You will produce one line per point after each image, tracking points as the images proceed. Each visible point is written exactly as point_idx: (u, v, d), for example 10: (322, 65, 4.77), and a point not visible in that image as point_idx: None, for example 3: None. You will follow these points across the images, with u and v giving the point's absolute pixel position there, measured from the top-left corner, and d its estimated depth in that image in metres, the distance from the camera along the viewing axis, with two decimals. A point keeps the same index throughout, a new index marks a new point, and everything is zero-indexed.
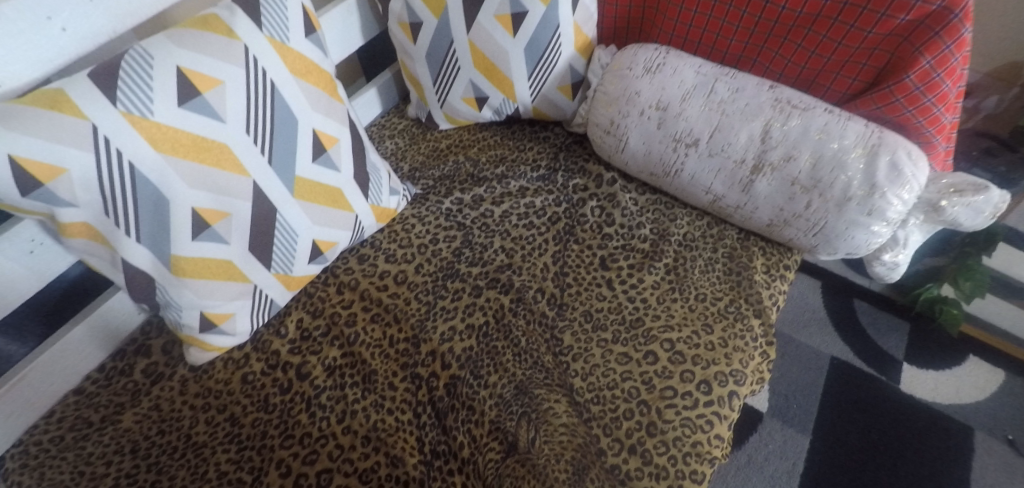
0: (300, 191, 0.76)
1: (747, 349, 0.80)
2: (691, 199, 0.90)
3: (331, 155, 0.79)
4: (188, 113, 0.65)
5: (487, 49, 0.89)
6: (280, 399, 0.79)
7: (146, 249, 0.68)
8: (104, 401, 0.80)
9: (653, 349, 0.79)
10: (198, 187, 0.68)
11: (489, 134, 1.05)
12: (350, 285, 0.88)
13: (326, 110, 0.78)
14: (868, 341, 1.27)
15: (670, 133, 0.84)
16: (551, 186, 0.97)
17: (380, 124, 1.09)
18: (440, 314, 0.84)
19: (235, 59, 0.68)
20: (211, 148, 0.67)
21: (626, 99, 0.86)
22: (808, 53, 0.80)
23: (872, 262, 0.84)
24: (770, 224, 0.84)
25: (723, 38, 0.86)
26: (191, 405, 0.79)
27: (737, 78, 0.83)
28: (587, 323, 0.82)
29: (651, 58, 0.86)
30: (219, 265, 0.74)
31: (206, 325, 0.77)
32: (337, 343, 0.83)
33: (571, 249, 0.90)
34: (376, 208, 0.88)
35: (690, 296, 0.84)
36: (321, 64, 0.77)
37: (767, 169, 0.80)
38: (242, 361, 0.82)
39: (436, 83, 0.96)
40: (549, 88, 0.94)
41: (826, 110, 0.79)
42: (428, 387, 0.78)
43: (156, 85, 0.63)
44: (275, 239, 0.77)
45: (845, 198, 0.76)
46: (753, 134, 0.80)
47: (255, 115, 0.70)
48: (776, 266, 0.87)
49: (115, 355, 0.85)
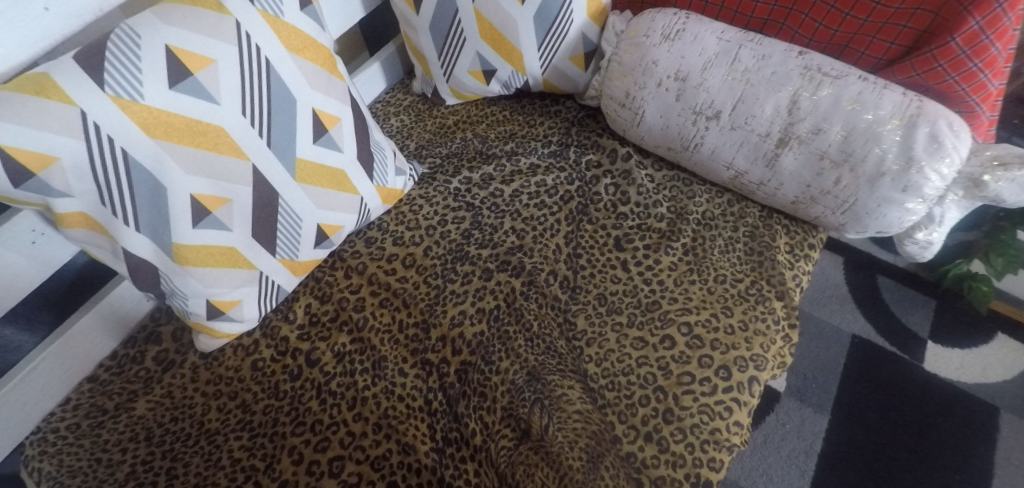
0: (302, 174, 0.73)
1: (769, 333, 0.77)
2: (711, 175, 0.85)
3: (333, 135, 0.75)
4: (180, 96, 0.62)
5: (494, 17, 0.84)
6: (290, 386, 0.78)
7: (146, 238, 0.66)
8: (117, 389, 0.80)
9: (670, 334, 0.76)
10: (195, 173, 0.65)
11: (499, 109, 1.01)
12: (357, 269, 0.86)
13: (326, 88, 0.74)
14: (891, 319, 1.23)
15: (690, 105, 0.79)
16: (563, 163, 0.93)
17: (384, 101, 1.05)
18: (450, 298, 0.82)
19: (227, 36, 0.64)
20: (207, 132, 0.64)
21: (643, 69, 0.81)
22: (841, 15, 0.74)
23: (904, 240, 0.79)
24: (795, 200, 0.80)
25: (748, 0, 0.80)
26: (203, 392, 0.79)
27: (763, 43, 0.77)
28: (601, 306, 0.80)
29: (670, 24, 0.81)
30: (222, 252, 0.72)
31: (213, 313, 0.76)
32: (346, 328, 0.81)
33: (584, 229, 0.86)
34: (382, 189, 0.86)
35: (709, 278, 0.81)
36: (319, 39, 0.73)
37: (794, 142, 0.75)
38: (252, 347, 0.81)
39: (441, 56, 0.92)
40: (559, 58, 0.89)
41: (860, 77, 0.73)
42: (439, 373, 0.77)
43: (144, 66, 0.60)
44: (279, 224, 0.75)
45: (878, 174, 0.71)
46: (780, 105, 0.75)
47: (251, 95, 0.66)
48: (799, 245, 0.84)
49: (127, 342, 0.85)
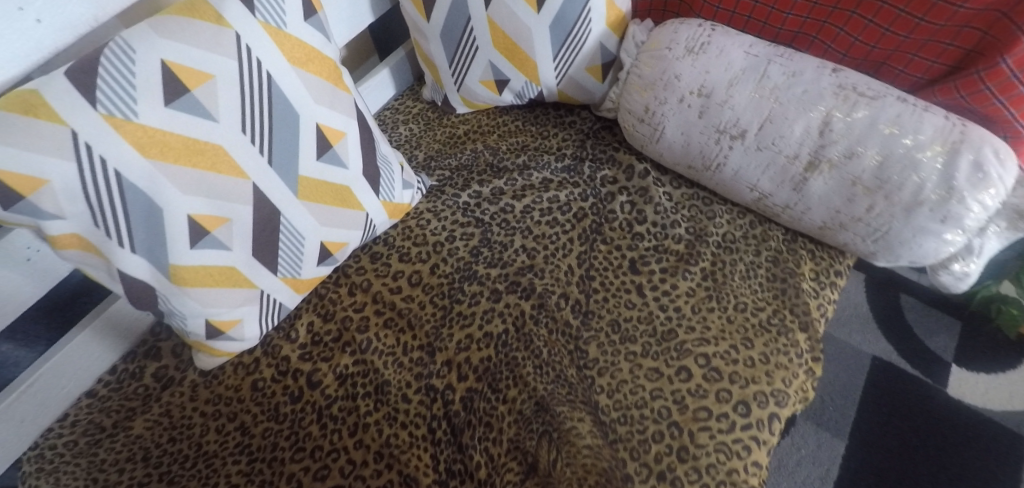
0: (305, 192, 0.70)
1: (791, 367, 0.73)
2: (734, 196, 0.81)
3: (338, 151, 0.72)
4: (176, 114, 0.58)
5: (509, 27, 0.81)
6: (291, 409, 0.75)
7: (142, 259, 0.63)
8: (115, 406, 0.78)
9: (686, 365, 0.73)
10: (193, 193, 0.62)
11: (511, 118, 0.97)
12: (362, 286, 0.83)
13: (331, 101, 0.70)
14: (913, 341, 1.19)
15: (713, 123, 0.75)
16: (578, 178, 0.89)
17: (393, 107, 1.03)
18: (457, 320, 0.79)
19: (226, 50, 0.61)
20: (205, 150, 0.61)
21: (664, 83, 0.77)
22: (880, 30, 0.69)
23: (937, 269, 0.74)
24: (823, 226, 0.75)
25: (778, 12, 0.75)
26: (202, 412, 0.76)
27: (794, 59, 0.73)
28: (615, 334, 0.76)
29: (694, 36, 0.76)
30: (222, 271, 0.68)
31: (212, 333, 0.73)
32: (349, 349, 0.78)
33: (597, 249, 0.83)
34: (389, 204, 0.82)
35: (729, 306, 0.77)
36: (324, 51, 0.69)
37: (824, 166, 0.70)
38: (252, 366, 0.79)
39: (452, 64, 0.88)
40: (576, 69, 0.85)
41: (899, 98, 0.68)
42: (443, 400, 0.74)
43: (138, 83, 0.56)
44: (280, 243, 0.72)
45: (915, 203, 0.67)
46: (810, 126, 0.70)
47: (251, 112, 0.63)
48: (826, 272, 0.79)
49: (126, 357, 0.83)
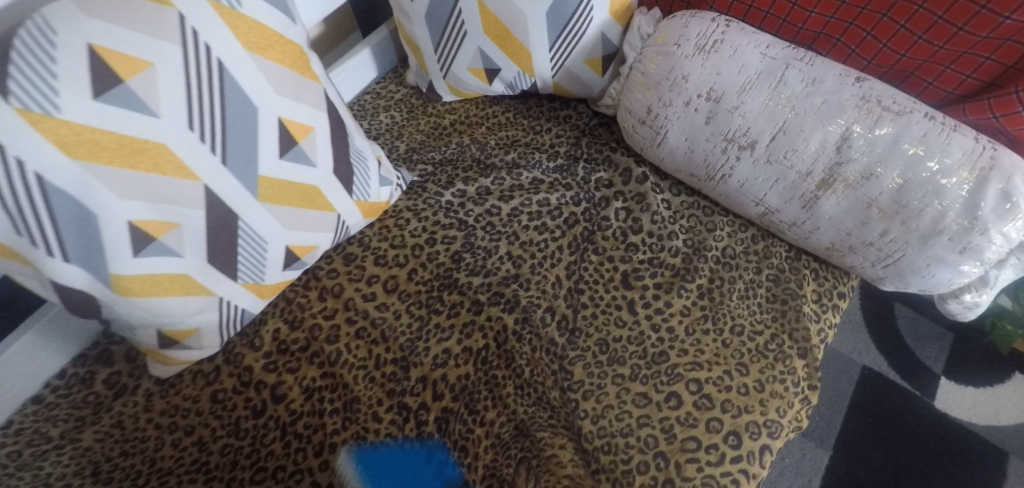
0: (266, 193, 0.63)
1: (787, 395, 0.68)
2: (737, 208, 0.75)
3: (303, 148, 0.65)
4: (107, 107, 0.51)
5: (502, 12, 0.74)
6: (252, 424, 0.69)
7: (79, 268, 0.56)
8: (63, 415, 0.72)
9: (677, 391, 0.68)
10: (133, 197, 0.54)
11: (501, 109, 0.91)
12: (333, 291, 0.77)
13: (296, 93, 0.63)
14: (904, 351, 1.15)
15: (720, 130, 0.69)
16: (570, 179, 0.83)
17: (373, 92, 0.96)
18: (434, 334, 0.73)
19: (169, 35, 0.53)
20: (145, 149, 0.54)
21: (670, 83, 0.71)
22: (912, 38, 0.62)
23: (946, 298, 0.69)
24: (830, 246, 0.70)
25: (801, 10, 0.68)
26: (157, 425, 0.70)
27: (815, 64, 0.66)
28: (602, 354, 0.71)
29: (706, 32, 0.70)
30: (172, 279, 0.61)
31: (166, 343, 0.66)
32: (317, 361, 0.73)
33: (588, 260, 0.77)
34: (363, 203, 0.75)
35: (725, 329, 0.72)
36: (287, 35, 0.62)
37: (838, 185, 0.64)
38: (213, 375, 0.73)
39: (438, 49, 0.82)
40: (574, 61, 0.79)
41: (926, 115, 0.62)
42: (417, 421, 0.68)
43: (60, 71, 0.48)
44: (239, 248, 0.64)
45: (934, 230, 0.61)
46: (827, 140, 0.64)
47: (201, 106, 0.56)
48: (828, 294, 0.74)
49: (77, 360, 0.76)
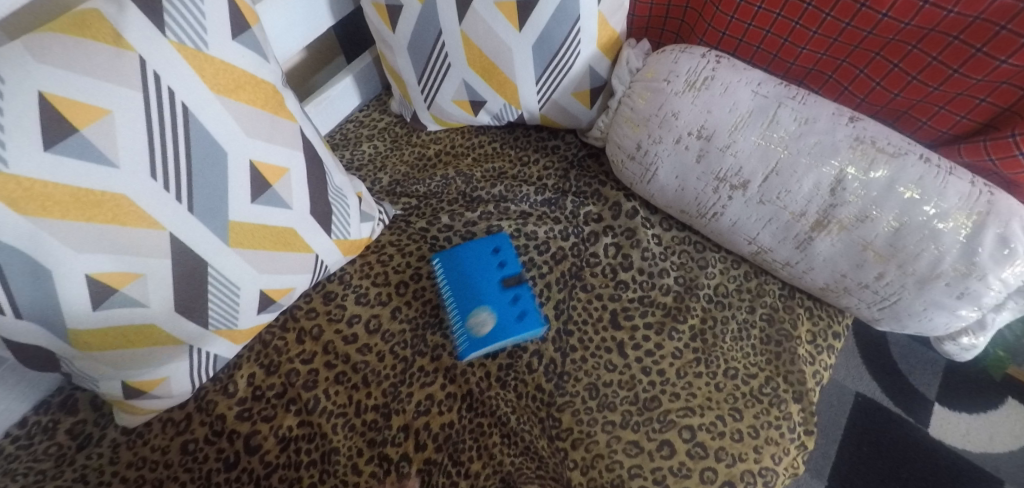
0: (237, 238, 0.60)
1: (782, 442, 0.66)
2: (729, 245, 0.73)
3: (278, 191, 0.62)
4: (60, 159, 0.48)
5: (486, 45, 0.72)
6: (224, 478, 0.64)
7: (34, 325, 0.52)
8: (21, 469, 0.65)
9: (669, 439, 0.65)
10: (90, 250, 0.51)
11: (488, 139, 0.89)
12: (311, 333, 0.73)
13: (269, 133, 0.60)
14: (897, 377, 1.08)
15: (712, 169, 0.67)
16: (559, 213, 0.80)
17: (356, 120, 0.93)
18: (417, 378, 0.70)
19: (129, 79, 0.50)
20: (102, 201, 0.51)
21: (659, 120, 0.69)
22: (906, 77, 0.61)
23: (942, 338, 0.68)
24: (824, 287, 0.68)
25: (792, 45, 0.66)
26: (122, 478, 0.65)
27: (808, 103, 0.65)
28: (592, 400, 0.69)
29: (696, 68, 0.68)
30: (137, 331, 0.57)
31: (131, 393, 0.62)
32: (294, 408, 0.69)
33: (577, 298, 0.75)
34: (343, 242, 0.72)
35: (718, 372, 0.69)
36: (259, 74, 0.59)
37: (833, 227, 0.62)
38: (183, 424, 0.68)
39: (422, 81, 0.80)
40: (561, 94, 0.77)
41: (921, 157, 0.60)
42: (398, 474, 0.65)
43: (8, 122, 0.46)
44: (209, 295, 0.61)
45: (930, 275, 0.59)
46: (821, 182, 0.62)
47: (164, 153, 0.53)
48: (823, 334, 0.73)
49: (39, 407, 0.70)
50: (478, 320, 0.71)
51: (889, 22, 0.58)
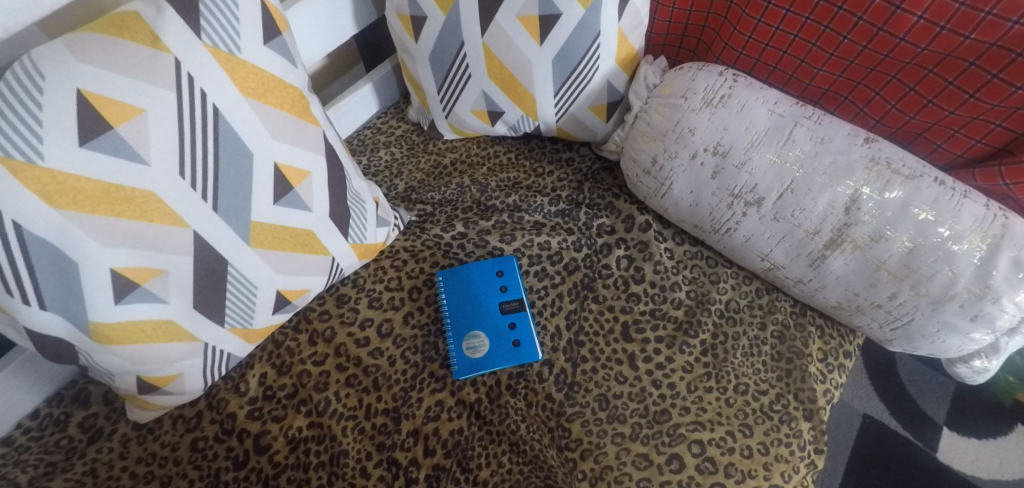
0: (258, 238, 0.61)
1: (792, 460, 0.66)
2: (742, 261, 0.74)
3: (299, 193, 0.63)
4: (93, 155, 0.49)
5: (507, 57, 0.73)
6: (233, 477, 0.65)
7: (57, 317, 0.53)
8: (32, 461, 0.65)
9: (679, 453, 0.65)
10: (117, 245, 0.52)
11: (504, 149, 0.90)
12: (324, 335, 0.73)
13: (294, 136, 0.61)
14: (905, 399, 1.05)
15: (726, 185, 0.68)
16: (572, 224, 0.81)
17: (373, 127, 0.95)
18: (427, 383, 0.71)
19: (163, 80, 0.52)
20: (131, 197, 0.52)
21: (676, 136, 0.70)
22: (921, 101, 0.62)
23: (954, 360, 0.68)
24: (837, 306, 0.68)
25: (808, 66, 0.67)
26: (132, 473, 0.65)
27: (824, 123, 0.65)
28: (602, 411, 0.69)
29: (713, 86, 0.69)
30: (156, 326, 0.58)
31: (145, 389, 0.62)
32: (304, 409, 0.69)
33: (588, 309, 0.76)
34: (359, 246, 0.73)
35: (729, 387, 0.70)
36: (287, 78, 0.60)
37: (848, 245, 0.63)
38: (194, 421, 0.68)
39: (441, 91, 0.81)
40: (578, 107, 0.78)
41: (936, 179, 0.61)
42: (406, 479, 0.65)
43: (46, 117, 0.47)
44: (227, 294, 0.62)
45: (944, 297, 0.59)
46: (836, 201, 0.62)
47: (192, 153, 0.54)
48: (834, 353, 0.73)
49: (51, 400, 0.70)
50: (472, 343, 0.72)
51: (906, 47, 0.59)
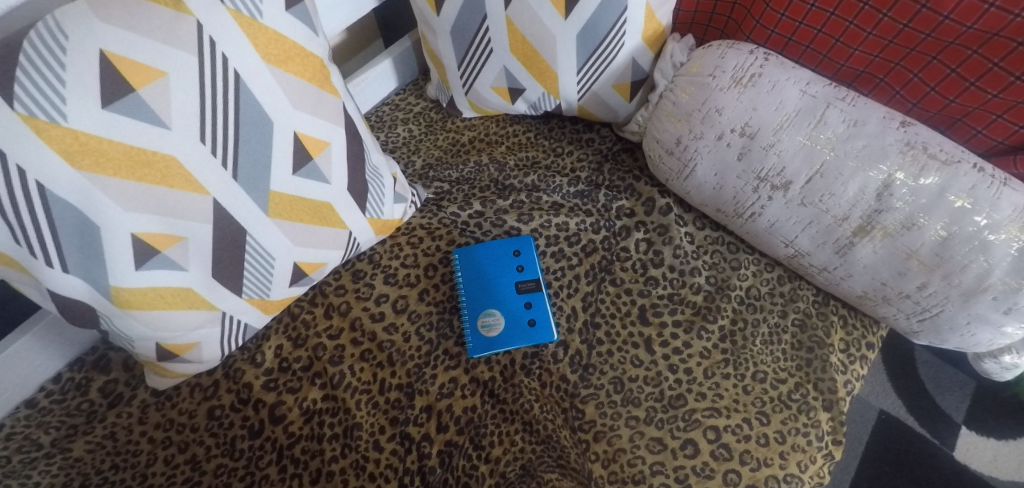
0: (276, 209, 0.61)
1: (809, 450, 0.65)
2: (765, 247, 0.72)
3: (318, 164, 0.62)
4: (115, 117, 0.49)
5: (530, 31, 0.72)
6: (248, 446, 0.65)
7: (78, 279, 0.54)
8: (55, 422, 0.67)
9: (694, 438, 0.65)
10: (139, 209, 0.53)
11: (523, 128, 0.88)
12: (339, 309, 0.73)
13: (314, 107, 0.61)
14: (923, 396, 1.01)
15: (753, 168, 0.66)
16: (591, 206, 0.80)
17: (392, 103, 0.94)
18: (442, 360, 0.71)
19: (185, 43, 0.51)
20: (152, 161, 0.52)
21: (702, 116, 0.68)
22: (963, 83, 0.59)
23: (982, 356, 0.66)
24: (862, 295, 0.66)
25: (844, 46, 0.65)
26: (151, 438, 0.65)
27: (858, 105, 0.63)
28: (616, 394, 0.68)
29: (743, 64, 0.67)
30: (176, 293, 0.59)
31: (163, 356, 0.62)
32: (319, 382, 0.69)
33: (605, 291, 0.75)
34: (376, 220, 0.72)
35: (747, 375, 0.68)
36: (308, 47, 0.60)
37: (877, 233, 0.61)
38: (210, 390, 0.69)
39: (462, 66, 0.80)
40: (601, 84, 0.76)
41: (975, 166, 0.58)
42: (419, 453, 0.65)
43: (70, 78, 0.47)
44: (245, 263, 0.62)
45: (977, 288, 0.57)
46: (867, 186, 0.60)
47: (213, 119, 0.54)
48: (856, 344, 0.71)
49: (74, 364, 0.71)
50: (488, 322, 0.72)
51: (950, 26, 0.56)
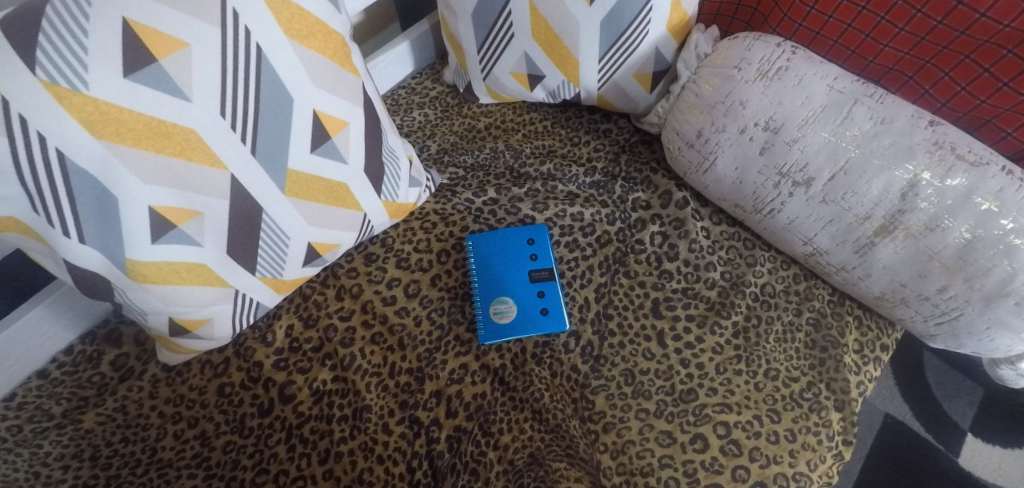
0: (293, 188, 0.61)
1: (819, 449, 0.64)
2: (783, 245, 0.71)
3: (336, 143, 0.62)
4: (136, 88, 0.49)
5: (554, 16, 0.71)
6: (257, 424, 0.65)
7: (93, 250, 0.54)
8: (66, 394, 0.67)
9: (703, 433, 0.64)
10: (157, 183, 0.52)
11: (540, 116, 0.87)
12: (351, 291, 0.73)
13: (334, 85, 0.60)
14: (930, 401, 1.00)
15: (776, 162, 0.65)
16: (607, 197, 0.79)
17: (408, 87, 0.93)
18: (452, 346, 0.70)
19: (208, 15, 0.50)
20: (172, 134, 0.52)
21: (725, 108, 0.67)
22: (996, 83, 0.58)
23: (998, 362, 0.66)
24: (879, 296, 0.65)
25: (873, 42, 0.64)
26: (161, 413, 0.66)
27: (886, 103, 0.62)
28: (627, 386, 0.68)
29: (770, 57, 0.66)
30: (191, 268, 0.58)
31: (176, 331, 0.62)
32: (329, 363, 0.69)
33: (618, 283, 0.74)
34: (391, 204, 0.72)
35: (758, 372, 0.68)
36: (330, 23, 0.59)
37: (899, 233, 0.60)
38: (221, 367, 0.69)
39: (482, 50, 0.79)
40: (622, 74, 0.75)
41: (1004, 169, 0.57)
42: (427, 438, 0.65)
43: (92, 46, 0.47)
44: (260, 241, 0.61)
45: (999, 293, 0.56)
46: (891, 186, 0.59)
47: (233, 93, 0.53)
48: (870, 345, 0.70)
49: (85, 337, 0.71)
50: (500, 309, 0.72)
51: (986, 23, 0.56)
